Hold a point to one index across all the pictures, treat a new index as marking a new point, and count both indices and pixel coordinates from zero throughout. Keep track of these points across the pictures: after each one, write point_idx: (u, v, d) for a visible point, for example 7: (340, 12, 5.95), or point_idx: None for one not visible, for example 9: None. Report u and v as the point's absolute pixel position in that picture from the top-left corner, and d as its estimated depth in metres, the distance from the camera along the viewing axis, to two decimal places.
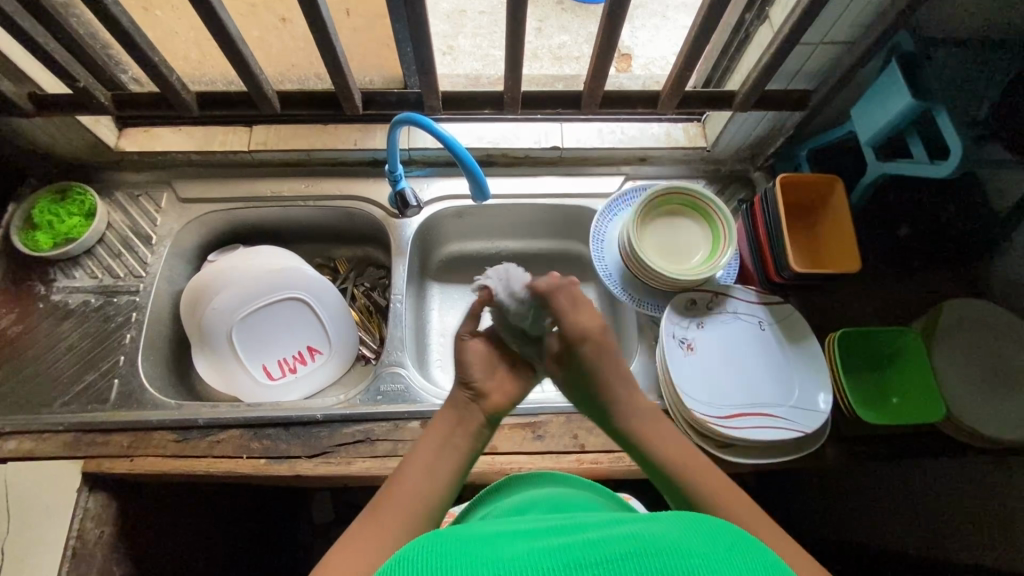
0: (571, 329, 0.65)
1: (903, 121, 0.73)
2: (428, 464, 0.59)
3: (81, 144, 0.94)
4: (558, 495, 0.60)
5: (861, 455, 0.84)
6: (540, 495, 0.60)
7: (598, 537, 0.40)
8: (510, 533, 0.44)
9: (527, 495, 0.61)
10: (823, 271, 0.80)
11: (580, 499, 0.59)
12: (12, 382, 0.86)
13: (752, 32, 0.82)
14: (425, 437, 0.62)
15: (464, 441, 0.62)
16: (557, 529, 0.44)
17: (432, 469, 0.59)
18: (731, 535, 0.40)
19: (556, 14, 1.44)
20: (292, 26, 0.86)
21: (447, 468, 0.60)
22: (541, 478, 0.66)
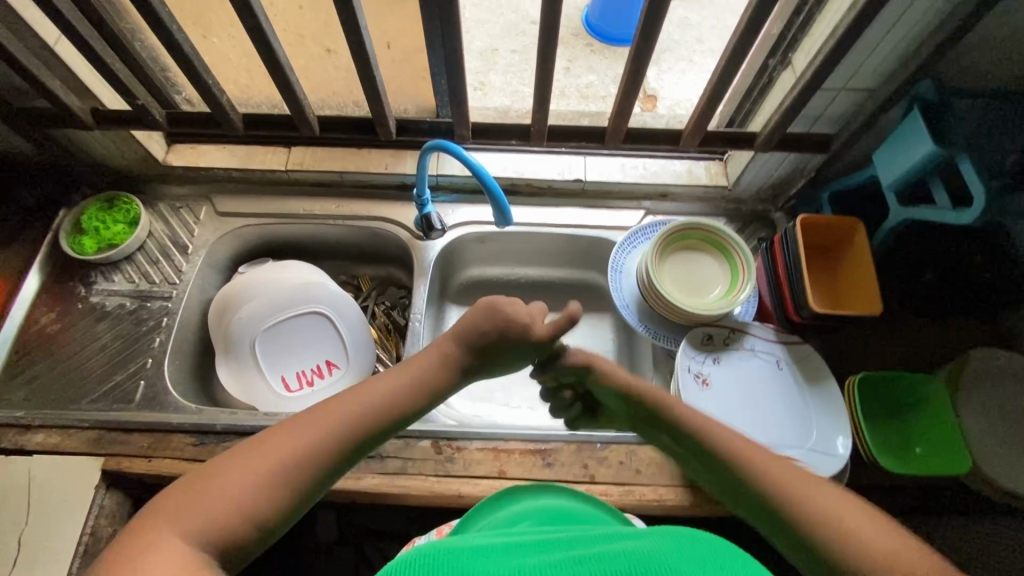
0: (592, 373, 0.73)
1: (924, 168, 0.73)
2: (359, 415, 0.55)
3: (132, 157, 1.00)
4: (560, 508, 0.59)
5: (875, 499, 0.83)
6: (541, 506, 0.60)
7: (591, 553, 0.40)
8: (506, 547, 0.44)
9: (522, 508, 0.61)
10: (845, 313, 0.79)
11: (569, 511, 0.59)
12: (45, 378, 0.90)
13: (775, 76, 0.84)
14: (377, 381, 0.58)
15: (409, 405, 0.59)
16: (552, 543, 0.44)
17: (361, 423, 0.55)
18: (728, 548, 0.40)
19: (585, 55, 1.50)
20: (335, 57, 0.92)
21: (375, 428, 0.56)
22: (546, 489, 0.66)
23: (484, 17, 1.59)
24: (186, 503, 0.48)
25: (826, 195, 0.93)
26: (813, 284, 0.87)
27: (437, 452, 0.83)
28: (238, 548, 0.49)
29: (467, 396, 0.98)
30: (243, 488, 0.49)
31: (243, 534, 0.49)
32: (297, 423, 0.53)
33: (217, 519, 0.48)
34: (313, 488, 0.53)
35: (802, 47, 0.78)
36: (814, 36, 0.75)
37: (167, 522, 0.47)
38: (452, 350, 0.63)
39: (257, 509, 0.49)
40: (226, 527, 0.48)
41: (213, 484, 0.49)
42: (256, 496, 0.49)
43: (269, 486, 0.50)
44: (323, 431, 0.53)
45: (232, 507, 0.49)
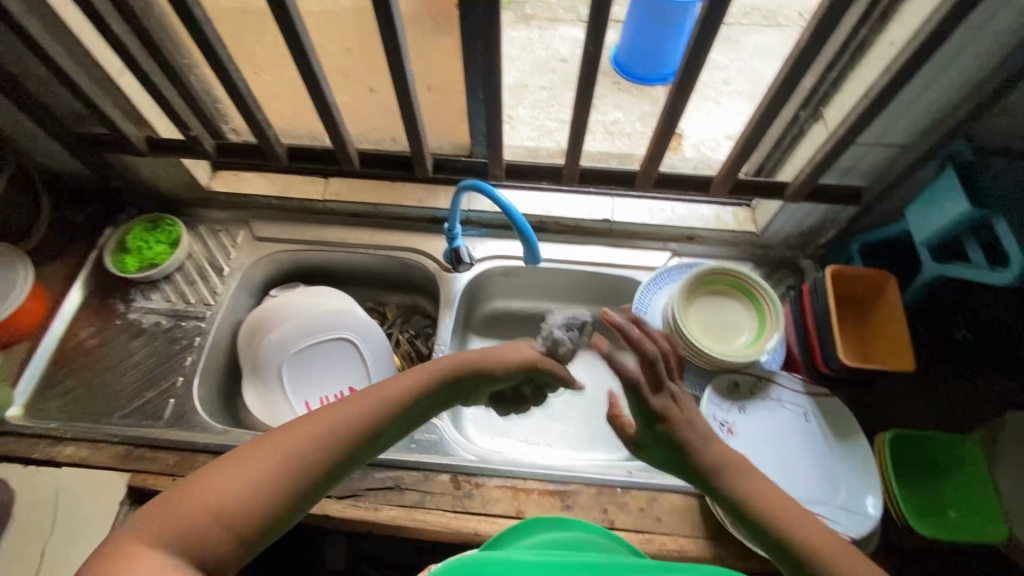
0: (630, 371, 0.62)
1: (959, 225, 0.73)
2: (356, 419, 0.53)
3: (178, 181, 1.04)
4: (573, 538, 0.59)
5: (904, 560, 0.80)
6: (555, 537, 0.60)
7: None
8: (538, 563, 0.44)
9: (534, 539, 0.60)
10: (877, 367, 0.78)
11: (596, 545, 0.58)
12: (80, 392, 0.93)
13: (806, 128, 0.85)
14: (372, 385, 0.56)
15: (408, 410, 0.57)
16: (587, 565, 0.44)
17: (357, 426, 0.53)
18: None
19: (612, 93, 1.54)
20: (378, 95, 0.96)
21: (373, 431, 0.54)
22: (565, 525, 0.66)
23: (514, 53, 1.65)
24: (168, 510, 0.45)
25: (856, 246, 0.92)
26: (843, 336, 0.86)
27: (456, 487, 0.83)
28: (219, 553, 0.46)
29: (487, 430, 0.98)
30: (230, 494, 0.46)
31: (231, 541, 0.46)
32: (288, 428, 0.51)
33: (203, 526, 0.45)
34: (306, 492, 0.50)
35: (833, 103, 0.79)
36: (847, 93, 0.76)
37: (151, 523, 0.45)
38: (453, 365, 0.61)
39: (246, 515, 0.47)
40: (212, 534, 0.45)
41: (199, 492, 0.46)
42: (245, 500, 0.47)
43: (259, 491, 0.47)
44: (316, 434, 0.51)
45: (216, 512, 0.46)
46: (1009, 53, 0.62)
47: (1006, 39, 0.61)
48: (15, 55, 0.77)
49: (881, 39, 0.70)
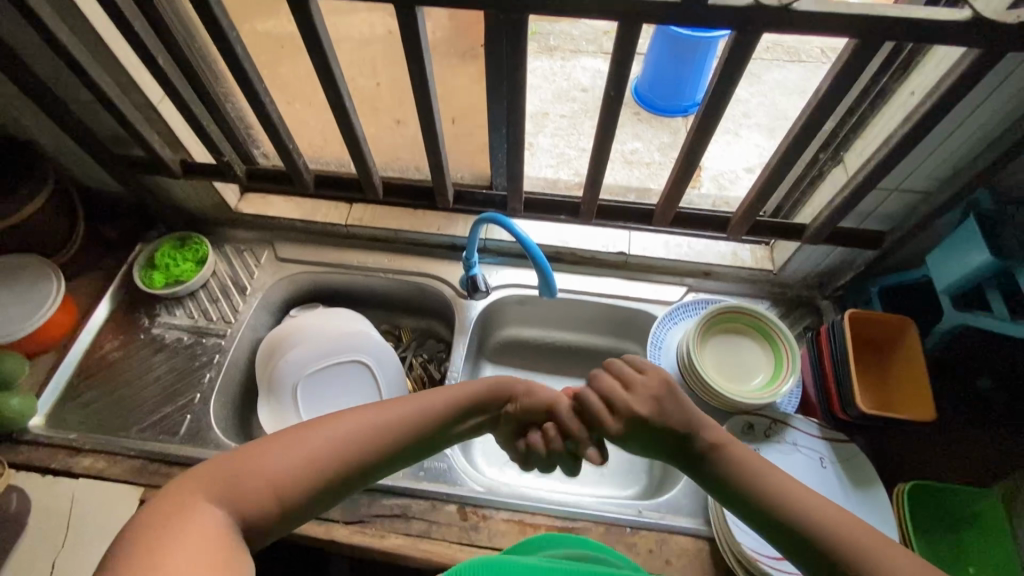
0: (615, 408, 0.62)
1: (982, 275, 0.72)
2: (394, 423, 0.57)
3: (208, 202, 1.08)
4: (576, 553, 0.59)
5: None
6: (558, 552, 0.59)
7: None
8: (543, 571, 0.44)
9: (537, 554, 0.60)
10: (895, 417, 0.76)
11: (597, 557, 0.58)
12: (102, 403, 0.95)
13: (826, 170, 0.86)
14: (412, 395, 0.60)
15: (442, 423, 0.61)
16: None
17: (394, 432, 0.57)
18: None
19: (632, 123, 1.56)
20: (404, 127, 1.00)
21: (407, 441, 0.58)
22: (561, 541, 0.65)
23: (537, 82, 1.68)
24: (228, 468, 0.51)
25: (876, 289, 0.91)
26: (860, 380, 0.85)
27: (462, 518, 0.82)
28: (258, 518, 0.50)
29: (495, 459, 0.98)
30: (277, 470, 0.51)
31: (267, 513, 0.51)
32: (341, 415, 0.56)
33: (248, 492, 0.50)
34: (339, 480, 0.54)
35: (853, 147, 0.80)
36: (867, 139, 0.77)
37: (209, 479, 0.50)
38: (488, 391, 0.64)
39: (285, 493, 0.51)
40: (255, 503, 0.50)
41: (252, 462, 0.51)
42: (287, 480, 0.51)
43: (300, 475, 0.52)
44: (357, 431, 0.55)
45: (265, 478, 0.51)
46: None
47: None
48: (65, 82, 0.82)
49: (901, 88, 0.70)
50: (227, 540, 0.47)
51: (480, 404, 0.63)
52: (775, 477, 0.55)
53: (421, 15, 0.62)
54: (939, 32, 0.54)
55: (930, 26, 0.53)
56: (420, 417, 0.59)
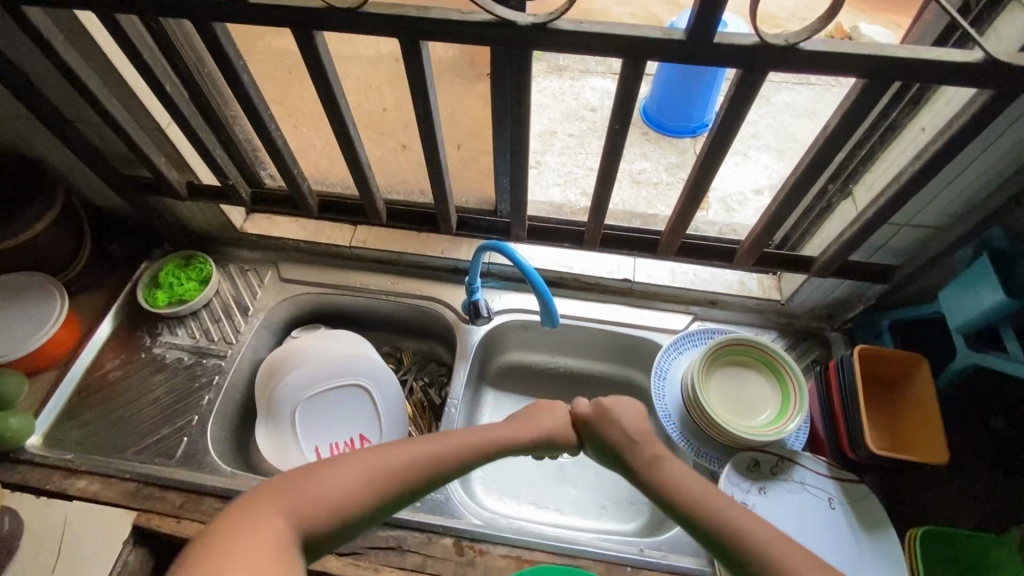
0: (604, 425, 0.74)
1: (995, 316, 0.70)
2: (441, 456, 0.65)
3: (213, 222, 1.08)
4: None
5: None
6: None
7: None
8: None
9: None
10: (906, 459, 0.74)
11: None
12: (100, 422, 0.95)
13: (834, 202, 0.84)
14: (453, 432, 0.68)
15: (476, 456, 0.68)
16: None
17: (440, 466, 0.64)
18: None
19: (640, 143, 1.56)
20: (408, 151, 1.00)
21: (447, 471, 0.65)
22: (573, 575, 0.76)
23: (546, 101, 1.68)
24: (294, 487, 0.57)
25: (887, 323, 0.89)
26: (870, 418, 0.83)
27: (459, 552, 0.80)
28: (316, 534, 0.56)
29: (494, 489, 0.96)
30: (339, 490, 0.58)
31: (323, 531, 0.57)
32: (392, 446, 0.63)
33: (310, 511, 0.56)
34: (386, 504, 0.61)
35: (863, 181, 0.79)
36: (877, 174, 0.75)
37: (279, 497, 0.56)
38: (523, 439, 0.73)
39: (341, 511, 0.58)
40: (315, 521, 0.56)
41: (314, 479, 0.58)
42: (345, 499, 0.58)
43: (357, 496, 0.59)
44: (408, 462, 0.63)
45: (325, 499, 0.57)
46: None
47: None
48: (75, 105, 0.83)
49: (912, 124, 0.69)
50: (290, 551, 0.53)
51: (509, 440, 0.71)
52: (761, 535, 0.58)
53: (426, 48, 0.62)
54: (950, 73, 0.53)
55: (942, 67, 0.52)
56: (459, 450, 0.66)
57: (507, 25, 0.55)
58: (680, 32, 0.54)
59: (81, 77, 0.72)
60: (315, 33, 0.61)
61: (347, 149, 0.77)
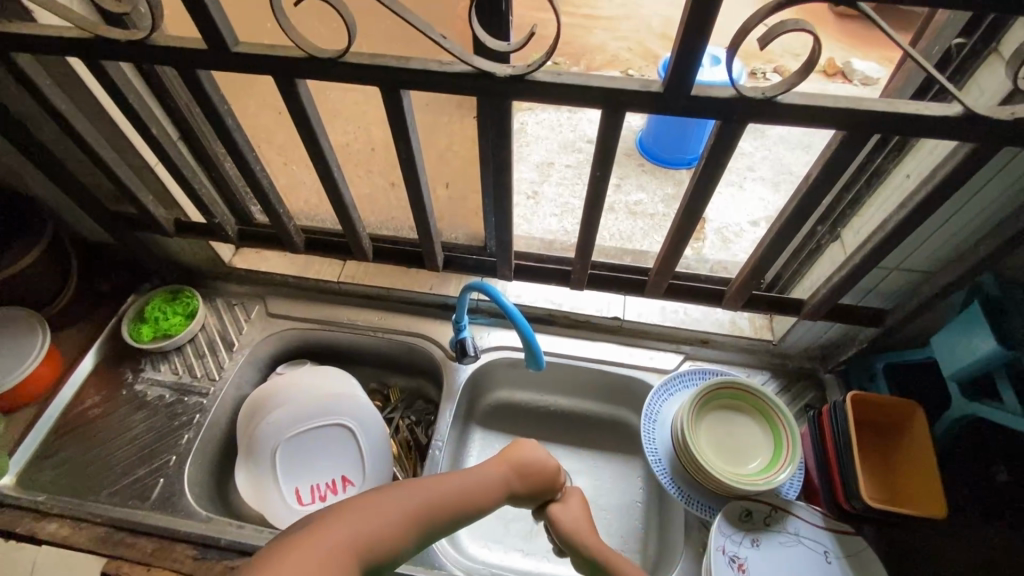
0: (569, 505, 0.78)
1: (988, 365, 0.69)
2: (459, 492, 0.66)
3: (202, 257, 1.08)
4: None
5: None
6: None
7: None
8: None
9: None
10: (908, 513, 0.71)
11: None
12: (75, 463, 0.93)
13: (823, 244, 0.83)
14: (490, 468, 0.71)
15: (508, 490, 0.71)
16: None
17: (461, 499, 0.65)
18: None
19: (636, 174, 1.55)
20: (398, 188, 1.01)
21: (485, 503, 0.68)
22: None
23: (543, 133, 1.69)
24: (357, 510, 0.58)
25: (880, 365, 0.87)
26: (865, 467, 0.80)
27: None
28: (373, 557, 0.58)
29: (479, 535, 0.92)
30: (374, 526, 0.58)
31: (379, 555, 0.58)
32: (442, 476, 0.66)
33: (372, 534, 0.58)
34: (432, 531, 0.63)
35: (850, 225, 0.78)
36: (865, 218, 0.75)
37: (341, 519, 0.57)
38: (520, 472, 0.74)
39: (384, 545, 0.58)
40: (373, 546, 0.57)
41: (368, 506, 0.59)
42: (384, 535, 0.58)
43: (395, 531, 0.59)
44: (431, 498, 0.63)
45: (384, 522, 0.59)
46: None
47: (1022, 186, 0.60)
48: (65, 144, 0.83)
49: (896, 169, 0.69)
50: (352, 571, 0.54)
51: (536, 474, 0.75)
52: None
53: (408, 96, 0.63)
54: (929, 127, 0.53)
55: (918, 121, 0.52)
56: (497, 483, 0.70)
57: (486, 76, 0.56)
58: (658, 84, 0.55)
59: (68, 119, 0.73)
60: (298, 82, 0.61)
61: (332, 190, 0.77)
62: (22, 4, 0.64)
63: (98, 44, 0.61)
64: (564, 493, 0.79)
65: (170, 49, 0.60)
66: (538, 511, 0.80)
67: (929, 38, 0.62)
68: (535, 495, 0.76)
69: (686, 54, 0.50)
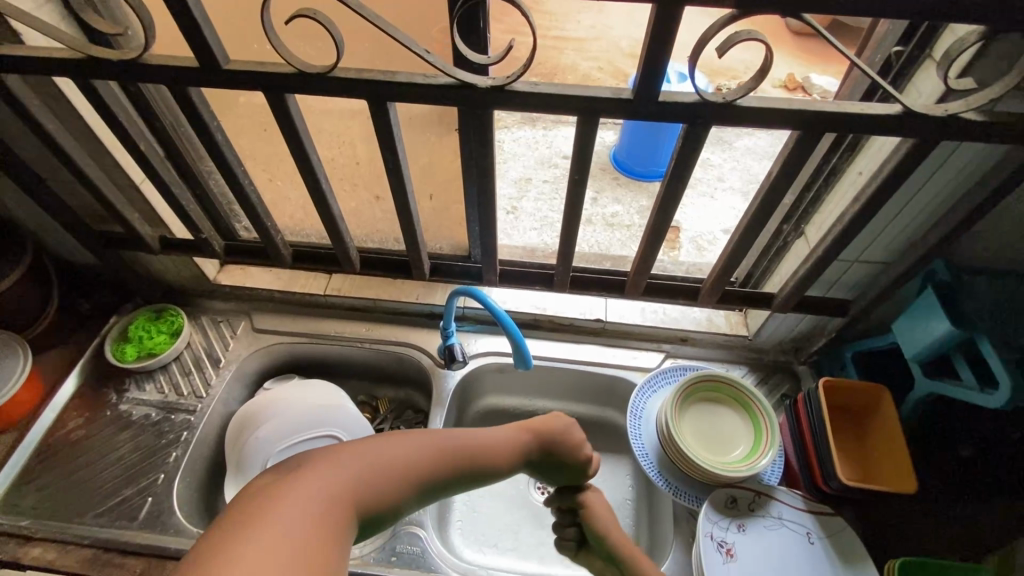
0: (594, 496, 0.80)
1: (946, 346, 0.73)
2: (463, 447, 0.63)
3: (186, 275, 1.08)
4: None
5: None
6: None
7: None
8: None
9: None
10: (876, 489, 0.75)
11: None
12: (57, 487, 0.91)
13: (789, 241, 0.88)
14: (506, 434, 0.69)
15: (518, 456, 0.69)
16: None
17: (473, 458, 0.64)
18: None
19: (612, 188, 1.61)
20: (383, 202, 1.03)
21: (495, 467, 0.66)
22: None
23: (520, 150, 1.74)
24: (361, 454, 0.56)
25: (848, 354, 0.92)
26: (841, 452, 0.84)
27: None
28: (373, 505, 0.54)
29: (474, 539, 0.93)
30: (379, 472, 0.55)
31: (377, 503, 0.55)
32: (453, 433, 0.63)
33: (374, 480, 0.55)
34: (436, 487, 0.61)
35: (813, 221, 0.83)
36: (826, 214, 0.80)
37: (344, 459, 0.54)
38: (532, 434, 0.71)
39: (386, 493, 0.56)
40: (374, 493, 0.54)
41: (372, 451, 0.56)
42: (386, 484, 0.56)
43: (399, 482, 0.57)
44: (442, 453, 0.61)
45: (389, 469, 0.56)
46: (965, 192, 0.67)
47: (963, 177, 0.66)
48: (49, 163, 0.84)
49: (851, 168, 0.75)
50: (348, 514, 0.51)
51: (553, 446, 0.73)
52: None
53: (394, 108, 0.66)
54: (875, 126, 0.58)
55: (865, 119, 0.58)
56: (509, 449, 0.68)
57: (469, 87, 0.59)
58: (628, 92, 0.59)
59: (55, 138, 0.74)
60: (288, 97, 0.64)
61: (321, 202, 0.79)
62: (11, 27, 0.66)
63: (90, 63, 0.63)
64: (590, 485, 0.82)
65: (162, 66, 0.62)
66: (562, 498, 0.81)
67: (871, 49, 0.68)
68: (558, 475, 0.77)
69: (653, 62, 0.55)
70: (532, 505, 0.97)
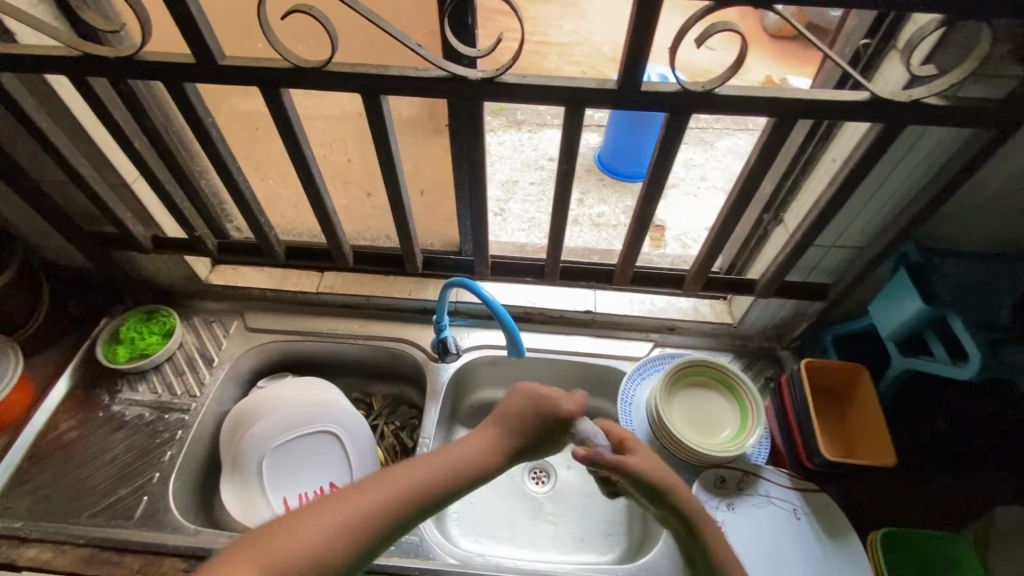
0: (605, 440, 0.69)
1: (919, 324, 0.77)
2: (418, 475, 0.53)
3: (178, 276, 1.09)
4: None
5: None
6: None
7: None
8: None
9: None
10: (858, 463, 0.78)
11: None
12: (50, 489, 0.90)
13: (769, 230, 0.92)
14: (473, 440, 0.60)
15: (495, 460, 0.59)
16: None
17: (439, 475, 0.54)
18: None
19: (597, 189, 1.64)
20: (374, 199, 1.05)
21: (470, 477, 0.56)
22: None
23: (506, 153, 1.77)
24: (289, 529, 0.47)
25: (829, 338, 0.96)
26: (824, 430, 0.87)
27: None
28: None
29: (471, 529, 0.95)
30: (316, 538, 0.46)
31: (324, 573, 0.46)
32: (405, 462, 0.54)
33: (312, 551, 0.46)
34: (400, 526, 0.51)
35: (791, 209, 0.87)
36: (802, 202, 0.84)
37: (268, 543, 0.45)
38: (500, 429, 0.62)
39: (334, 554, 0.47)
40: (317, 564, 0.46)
41: (304, 517, 0.47)
42: (331, 544, 0.47)
43: (349, 535, 0.48)
44: (394, 486, 0.51)
45: (327, 531, 0.47)
46: (932, 174, 0.70)
47: (930, 160, 0.69)
48: (40, 163, 0.84)
49: (824, 157, 0.78)
50: None
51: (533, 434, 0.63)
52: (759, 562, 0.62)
53: (387, 102, 0.68)
54: (846, 111, 0.61)
55: (837, 105, 0.61)
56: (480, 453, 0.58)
57: (460, 80, 0.61)
58: (613, 83, 0.62)
59: (48, 136, 0.74)
60: (283, 91, 0.66)
61: (315, 197, 0.80)
62: (5, 25, 0.66)
63: (87, 60, 0.64)
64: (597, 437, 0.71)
65: (158, 62, 0.63)
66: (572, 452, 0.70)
67: (841, 41, 0.72)
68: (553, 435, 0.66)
69: (635, 52, 0.57)
70: (527, 494, 0.98)
